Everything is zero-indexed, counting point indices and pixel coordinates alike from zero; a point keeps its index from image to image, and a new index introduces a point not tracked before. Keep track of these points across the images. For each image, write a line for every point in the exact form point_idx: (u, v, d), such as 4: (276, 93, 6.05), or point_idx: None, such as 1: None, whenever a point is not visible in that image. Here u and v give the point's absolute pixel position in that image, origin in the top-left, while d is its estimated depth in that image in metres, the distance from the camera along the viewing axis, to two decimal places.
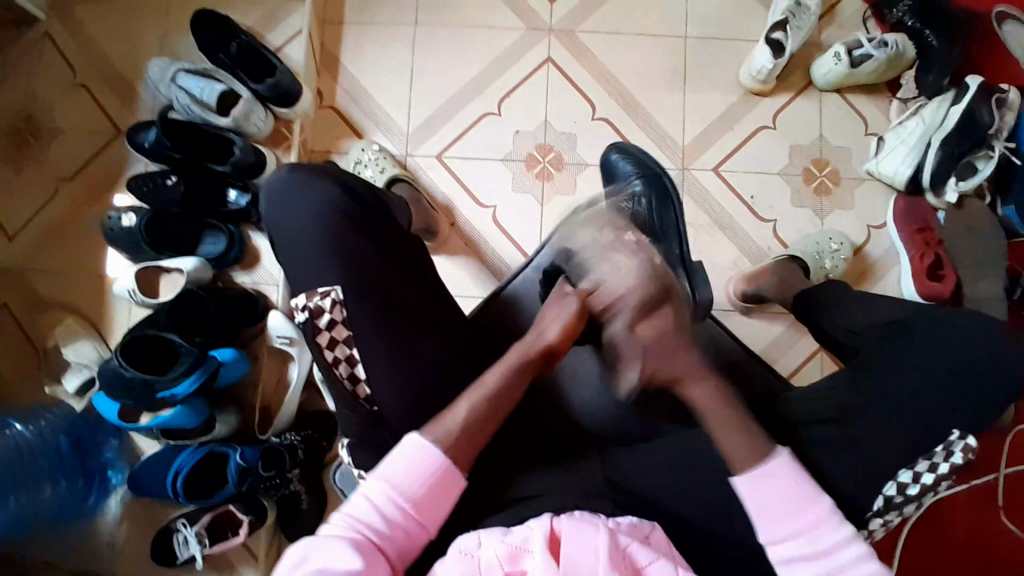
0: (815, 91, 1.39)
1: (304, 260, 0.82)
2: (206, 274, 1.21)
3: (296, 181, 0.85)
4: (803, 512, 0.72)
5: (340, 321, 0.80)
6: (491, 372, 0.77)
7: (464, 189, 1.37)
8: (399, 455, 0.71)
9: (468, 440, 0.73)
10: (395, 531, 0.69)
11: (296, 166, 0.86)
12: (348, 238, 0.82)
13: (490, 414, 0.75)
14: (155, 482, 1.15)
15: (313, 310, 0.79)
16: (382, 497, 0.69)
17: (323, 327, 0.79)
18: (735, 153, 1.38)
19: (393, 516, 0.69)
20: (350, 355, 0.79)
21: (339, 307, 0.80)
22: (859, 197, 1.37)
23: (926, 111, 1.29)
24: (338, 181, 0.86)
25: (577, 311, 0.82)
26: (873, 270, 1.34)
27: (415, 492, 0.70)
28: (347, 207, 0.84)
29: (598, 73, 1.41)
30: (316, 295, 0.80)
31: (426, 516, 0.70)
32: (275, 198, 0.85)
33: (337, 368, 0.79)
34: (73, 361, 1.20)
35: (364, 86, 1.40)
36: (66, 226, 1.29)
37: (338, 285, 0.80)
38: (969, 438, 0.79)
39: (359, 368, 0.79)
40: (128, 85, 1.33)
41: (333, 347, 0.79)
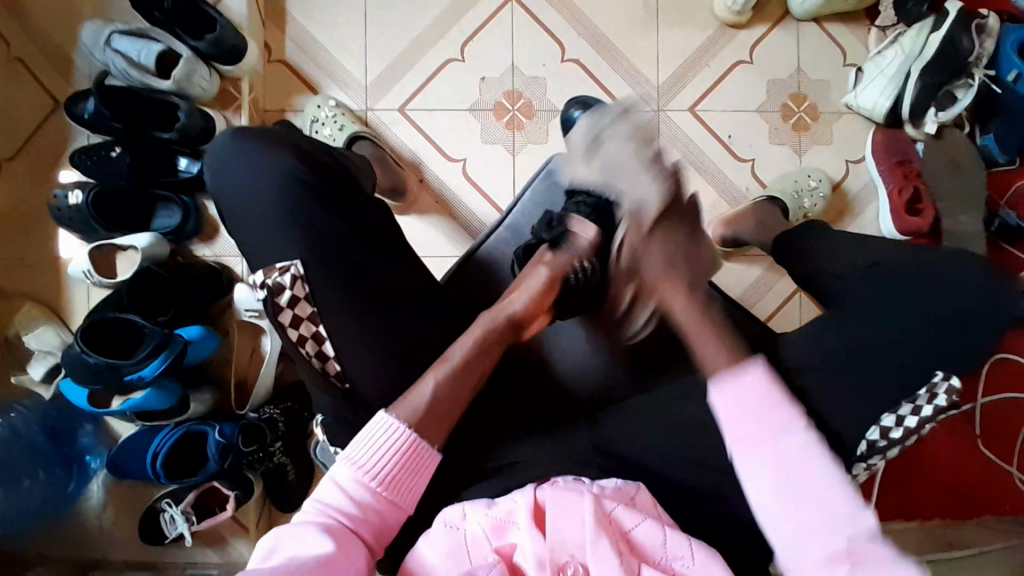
0: (793, 21, 1.32)
1: (259, 237, 0.76)
2: (163, 250, 1.14)
3: (247, 146, 0.78)
4: (774, 415, 0.64)
5: (303, 297, 0.74)
6: (464, 341, 0.77)
7: (431, 144, 1.30)
8: (362, 438, 0.68)
9: (437, 415, 0.71)
10: (367, 512, 0.66)
11: (241, 130, 0.78)
12: (306, 208, 0.76)
13: (456, 389, 0.73)
14: (136, 464, 1.14)
15: (273, 288, 0.74)
16: (349, 481, 0.66)
17: (284, 305, 0.74)
18: (711, 92, 1.33)
19: (363, 498, 0.66)
20: (316, 332, 0.74)
21: (300, 283, 0.74)
22: (838, 132, 1.33)
23: (907, 39, 1.23)
24: (296, 149, 0.79)
25: (546, 287, 0.83)
26: (853, 207, 1.32)
27: (385, 473, 0.67)
28: (301, 173, 0.77)
29: (565, 10, 1.32)
30: (274, 271, 0.74)
31: (399, 495, 0.67)
32: (226, 161, 0.78)
33: (304, 346, 0.74)
34: (35, 348, 1.15)
35: (316, 36, 1.30)
36: (12, 208, 1.21)
37: (296, 260, 0.74)
38: (954, 379, 0.76)
39: (326, 346, 0.75)
40: (58, 48, 1.22)
41: (297, 325, 0.74)
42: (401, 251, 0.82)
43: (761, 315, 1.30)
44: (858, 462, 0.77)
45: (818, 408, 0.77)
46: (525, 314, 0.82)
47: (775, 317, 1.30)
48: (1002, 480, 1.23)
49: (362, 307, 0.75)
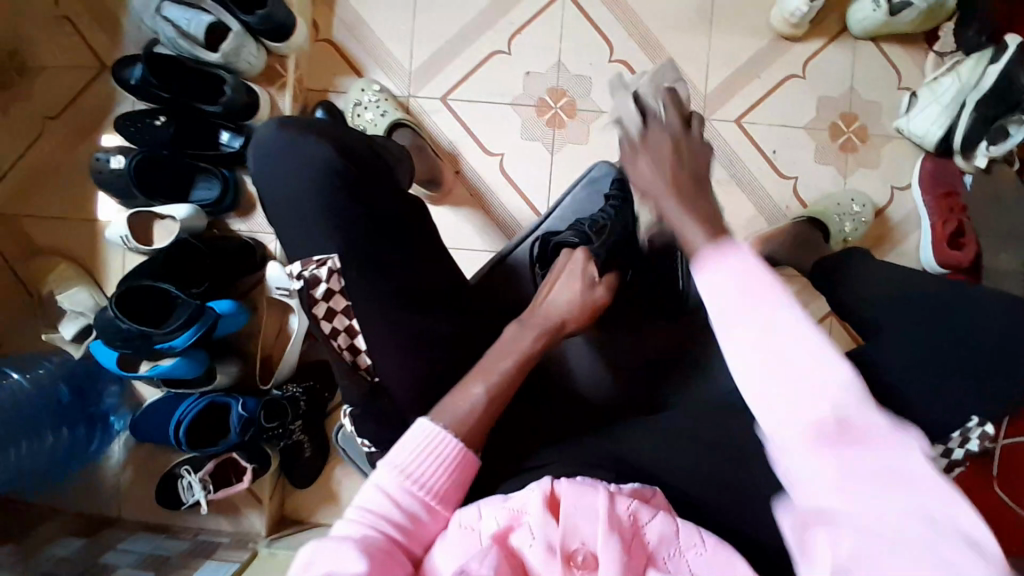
0: (850, 39, 1.29)
1: (301, 225, 0.76)
2: (200, 222, 1.16)
3: (293, 142, 0.78)
4: None
5: (338, 290, 0.74)
6: (505, 357, 0.78)
7: (470, 136, 1.30)
8: (406, 446, 0.70)
9: (481, 427, 0.74)
10: (413, 519, 0.68)
11: (284, 124, 0.78)
12: (348, 204, 0.76)
13: (497, 402, 0.75)
14: (156, 428, 1.16)
15: (309, 280, 0.74)
16: (395, 488, 0.68)
17: (319, 297, 0.73)
18: (759, 105, 1.30)
19: (413, 507, 0.68)
20: (349, 326, 0.74)
21: (335, 277, 0.74)
22: (886, 157, 1.30)
23: (964, 68, 1.19)
24: (339, 146, 0.79)
25: (590, 294, 0.84)
26: (894, 235, 1.29)
27: (429, 480, 0.69)
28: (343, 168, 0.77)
29: (617, 10, 1.29)
30: (311, 263, 0.74)
31: (442, 502, 0.69)
32: (273, 154, 0.78)
33: (335, 338, 0.74)
34: (68, 308, 1.17)
35: (364, 18, 1.29)
36: (55, 167, 1.22)
37: (334, 254, 0.74)
38: (986, 425, 0.81)
39: (359, 339, 0.74)
40: (110, 11, 1.23)
41: (331, 318, 0.73)
42: (439, 249, 0.82)
43: None
44: None
45: None
46: (570, 319, 0.83)
47: None
48: None
49: (397, 303, 0.75)
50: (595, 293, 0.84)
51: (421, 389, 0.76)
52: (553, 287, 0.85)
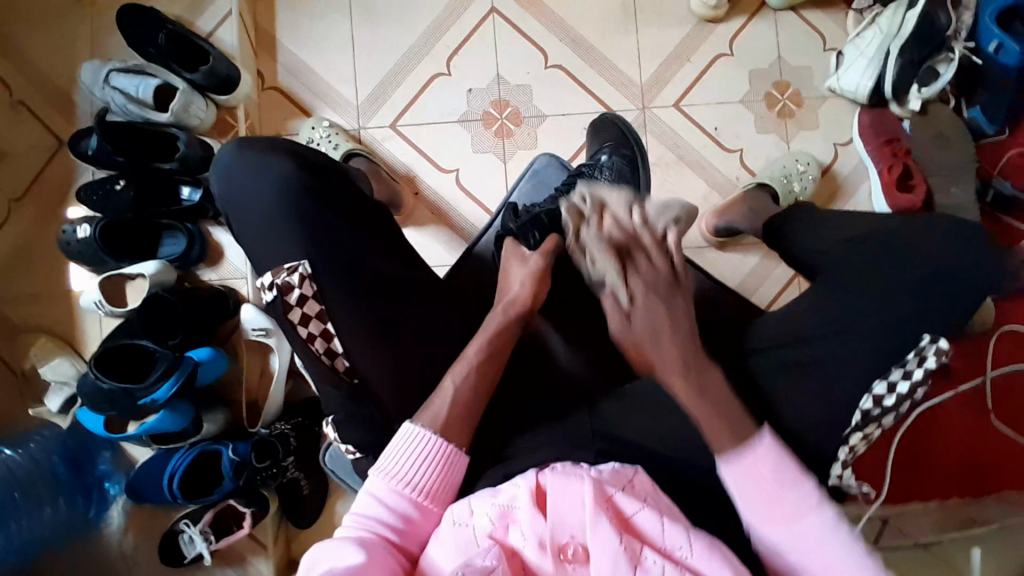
0: (770, 12, 1.35)
1: (257, 250, 0.78)
2: (169, 276, 1.18)
3: (251, 160, 0.80)
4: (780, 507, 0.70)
5: (311, 295, 0.75)
6: (473, 346, 0.80)
7: (424, 157, 1.34)
8: (393, 451, 0.73)
9: (459, 419, 0.75)
10: (407, 520, 0.70)
11: (245, 141, 0.80)
12: (309, 211, 0.77)
13: (475, 392, 0.77)
14: (154, 487, 1.15)
15: (283, 287, 0.75)
16: (387, 491, 0.71)
17: (293, 303, 0.75)
18: (694, 87, 1.35)
19: (402, 507, 0.70)
20: (324, 329, 0.75)
21: (308, 282, 0.75)
22: (824, 116, 1.34)
23: (884, 19, 1.25)
24: (294, 155, 0.80)
25: (540, 266, 0.88)
26: (844, 190, 1.33)
27: (419, 482, 0.72)
28: (303, 178, 0.78)
29: (546, 19, 1.35)
30: (282, 271, 0.76)
31: (435, 502, 0.72)
32: (232, 174, 0.80)
33: (313, 342, 0.75)
34: (51, 380, 1.18)
35: (306, 62, 1.34)
36: (23, 245, 1.25)
37: (305, 259, 0.76)
38: (941, 342, 0.79)
39: (337, 342, 0.76)
40: (61, 92, 1.28)
41: (306, 323, 0.75)
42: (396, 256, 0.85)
43: (762, 301, 1.31)
44: (852, 432, 0.79)
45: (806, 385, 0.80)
46: (526, 298, 0.86)
47: (775, 302, 1.31)
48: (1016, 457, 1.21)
49: (359, 311, 0.77)
50: (539, 269, 0.88)
51: (394, 388, 0.77)
52: (506, 278, 0.90)
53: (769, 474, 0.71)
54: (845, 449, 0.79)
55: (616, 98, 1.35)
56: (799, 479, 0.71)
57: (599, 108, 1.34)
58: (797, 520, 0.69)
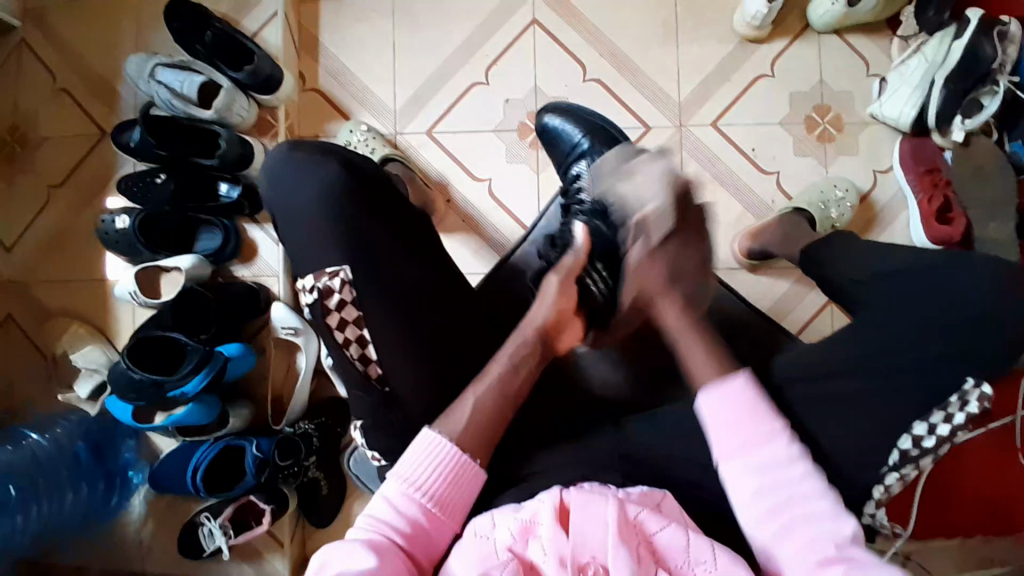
0: (813, 34, 1.33)
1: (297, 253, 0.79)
2: (205, 272, 1.20)
3: (303, 163, 0.79)
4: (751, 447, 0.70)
5: (350, 301, 0.76)
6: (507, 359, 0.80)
7: (458, 165, 1.34)
8: (409, 456, 0.73)
9: (486, 426, 0.75)
10: (417, 525, 0.70)
11: (296, 145, 0.80)
12: (367, 222, 0.78)
13: (501, 404, 0.77)
14: (173, 479, 1.17)
15: (323, 292, 0.76)
16: (400, 497, 0.71)
17: (332, 307, 0.76)
18: (733, 106, 1.34)
19: (413, 512, 0.70)
20: (360, 335, 0.76)
21: (349, 287, 0.76)
22: (864, 142, 1.32)
23: (928, 48, 1.23)
24: (345, 165, 0.79)
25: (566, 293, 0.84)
26: (881, 218, 1.31)
27: (432, 488, 0.71)
28: (359, 187, 0.79)
29: (586, 33, 1.35)
30: (324, 275, 0.77)
31: (445, 511, 0.72)
32: (279, 178, 0.79)
33: (349, 349, 0.76)
34: (82, 366, 1.19)
35: (347, 66, 1.36)
36: (62, 233, 1.28)
37: (346, 265, 0.76)
38: (986, 387, 0.78)
39: (370, 349, 0.76)
40: (108, 84, 1.31)
41: (343, 328, 0.76)
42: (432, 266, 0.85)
43: (791, 326, 1.29)
44: (888, 472, 0.79)
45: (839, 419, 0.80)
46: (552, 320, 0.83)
47: (805, 327, 1.29)
48: None
49: (393, 320, 0.77)
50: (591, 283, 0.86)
51: (426, 399, 0.77)
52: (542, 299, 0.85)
53: (738, 407, 0.72)
54: (879, 487, 0.79)
55: (653, 115, 1.34)
56: (773, 433, 0.70)
57: (635, 124, 1.34)
58: (787, 528, 0.67)
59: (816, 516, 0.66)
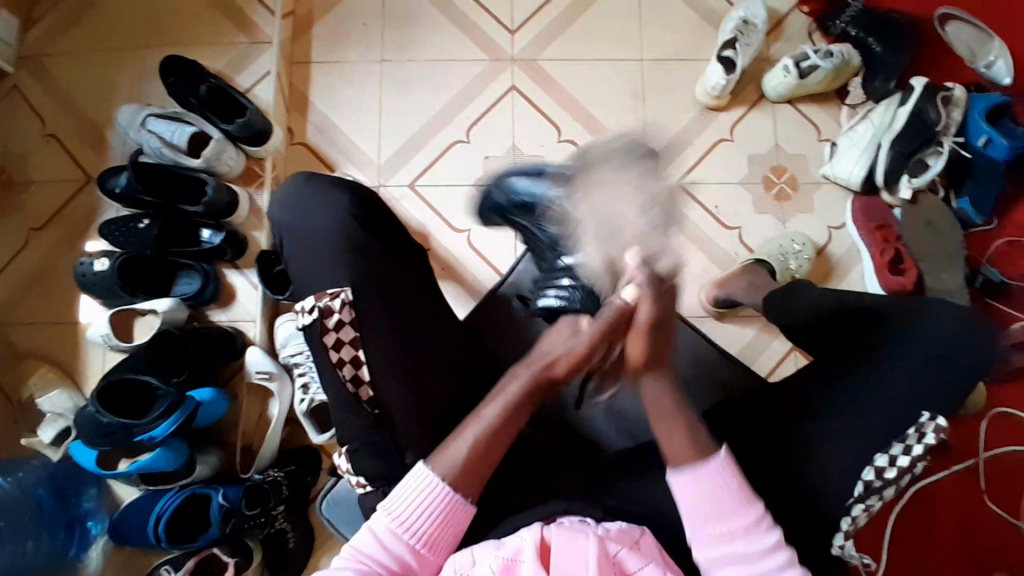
0: (768, 103, 1.45)
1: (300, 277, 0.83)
2: (181, 315, 1.21)
3: (318, 189, 0.86)
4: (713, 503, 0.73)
5: (348, 320, 0.78)
6: (504, 398, 0.76)
7: (438, 216, 1.39)
8: (402, 491, 0.73)
9: (478, 466, 0.74)
10: (404, 563, 0.72)
11: (312, 174, 0.87)
12: (366, 248, 0.82)
13: (493, 446, 0.75)
14: (136, 529, 1.12)
15: (323, 310, 0.77)
16: (388, 533, 0.72)
17: (330, 327, 0.77)
18: (698, 165, 1.43)
19: (400, 551, 0.71)
20: (355, 356, 0.77)
21: (348, 307, 0.78)
22: (819, 201, 1.42)
23: (875, 114, 1.35)
24: (354, 198, 0.86)
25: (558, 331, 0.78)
26: (838, 270, 1.39)
27: (420, 529, 0.72)
28: (362, 216, 0.84)
29: (561, 98, 1.45)
30: (324, 295, 0.78)
31: (432, 549, 0.72)
32: (293, 204, 0.85)
33: (342, 368, 0.77)
34: (47, 410, 1.17)
35: (334, 122, 1.42)
36: (38, 273, 1.28)
37: (347, 286, 0.79)
38: (940, 419, 0.83)
39: (364, 369, 0.78)
40: (97, 132, 1.34)
41: (338, 348, 0.77)
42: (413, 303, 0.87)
43: (762, 370, 1.33)
44: (854, 503, 0.82)
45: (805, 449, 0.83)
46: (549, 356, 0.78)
47: (773, 374, 1.33)
48: (1014, 537, 1.19)
49: (375, 352, 0.78)
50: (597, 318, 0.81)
51: (408, 428, 0.78)
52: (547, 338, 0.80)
53: (717, 492, 0.74)
54: (846, 519, 0.82)
55: None
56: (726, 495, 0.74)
57: None
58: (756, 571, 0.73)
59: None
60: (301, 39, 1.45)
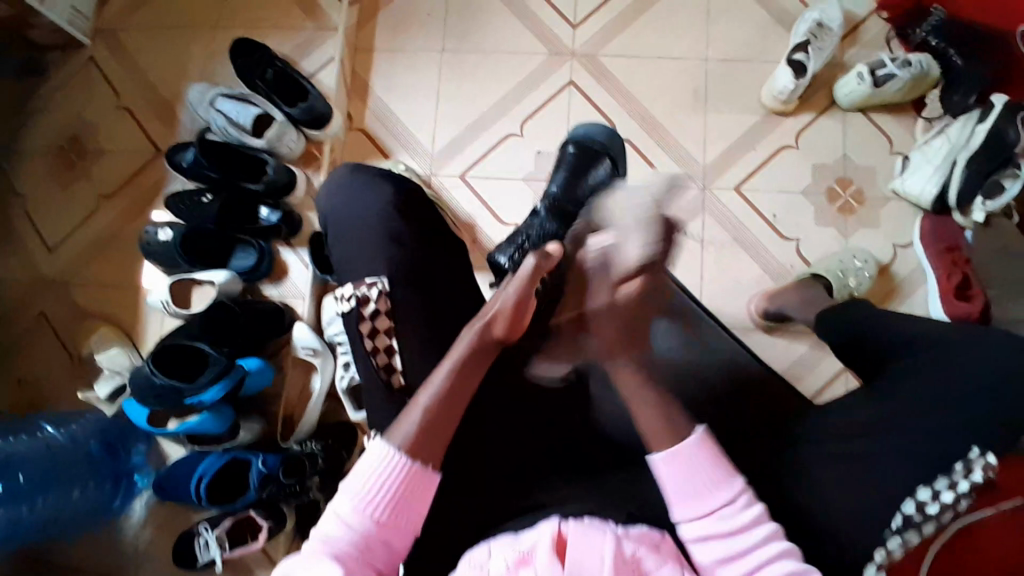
0: (839, 110, 1.38)
1: (344, 258, 0.85)
2: (236, 288, 1.25)
3: (367, 175, 0.88)
4: (713, 495, 0.71)
5: (384, 310, 0.80)
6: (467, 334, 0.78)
7: (486, 208, 1.40)
8: (360, 473, 0.70)
9: (460, 387, 0.75)
10: (370, 541, 0.68)
11: (361, 163, 0.89)
12: (407, 236, 0.84)
13: (470, 370, 0.76)
14: (178, 489, 1.18)
15: (360, 299, 0.80)
16: (350, 515, 0.69)
17: (367, 315, 0.80)
18: (756, 173, 1.38)
19: (365, 529, 0.68)
20: (389, 345, 0.79)
21: (384, 298, 0.80)
22: (885, 216, 1.35)
23: (953, 130, 1.28)
24: (399, 185, 0.88)
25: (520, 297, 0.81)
26: (901, 291, 1.31)
27: (381, 502, 0.69)
28: (406, 201, 0.86)
29: (619, 95, 1.43)
30: (362, 284, 0.81)
31: (397, 518, 0.69)
32: (343, 187, 0.88)
33: (377, 355, 0.79)
34: (106, 367, 1.25)
35: (391, 109, 1.44)
36: (105, 238, 1.36)
37: (383, 277, 0.81)
38: (991, 456, 0.75)
39: (396, 359, 0.79)
40: (170, 108, 1.41)
41: (373, 336, 0.79)
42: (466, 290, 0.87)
43: (807, 391, 1.28)
44: (891, 535, 0.75)
45: (844, 479, 0.79)
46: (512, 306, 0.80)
47: (821, 394, 1.28)
48: None
49: (412, 338, 0.80)
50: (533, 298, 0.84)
51: None
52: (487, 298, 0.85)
53: (694, 469, 0.72)
54: (880, 550, 0.75)
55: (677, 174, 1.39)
56: (729, 498, 0.71)
57: None
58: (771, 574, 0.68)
59: (773, 559, 0.69)
60: (366, 26, 1.48)
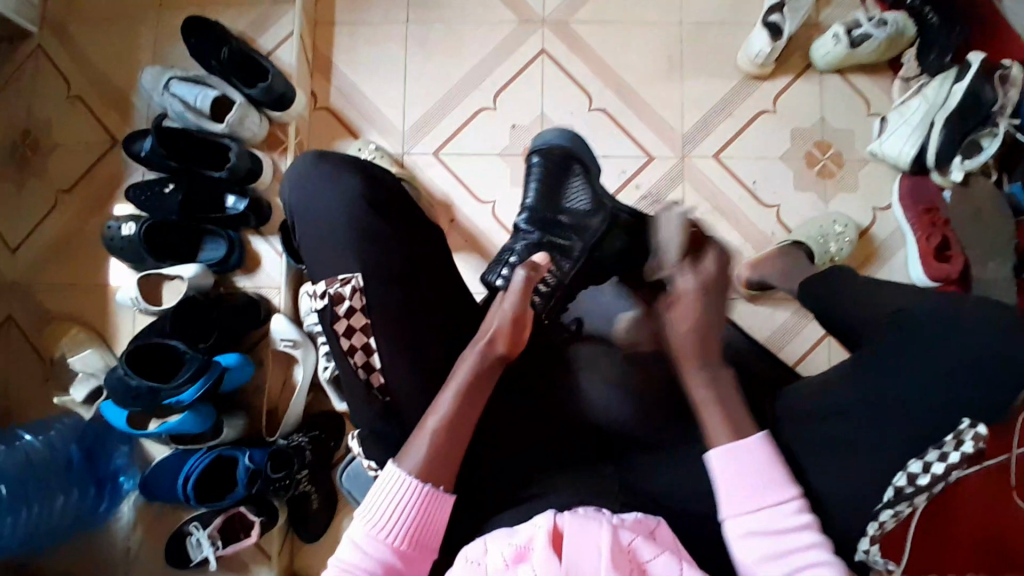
0: (816, 73, 1.36)
1: (317, 254, 0.82)
2: (207, 281, 1.21)
3: (332, 165, 0.83)
4: (767, 495, 0.72)
5: (360, 307, 0.78)
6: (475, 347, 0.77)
7: (462, 186, 1.36)
8: (375, 497, 0.72)
9: (472, 393, 0.75)
10: (388, 565, 0.70)
11: (323, 152, 0.84)
12: (381, 228, 0.80)
13: (482, 381, 0.76)
14: (166, 488, 1.16)
15: (333, 297, 0.78)
16: (366, 539, 0.71)
17: (342, 314, 0.78)
18: (734, 140, 1.36)
19: (382, 554, 0.70)
20: (366, 343, 0.78)
21: (358, 294, 0.78)
22: (864, 180, 1.34)
23: (930, 89, 1.25)
24: (369, 174, 0.84)
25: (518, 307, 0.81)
26: (881, 254, 1.32)
27: (395, 528, 0.71)
28: (376, 192, 0.83)
29: (593, 63, 1.39)
30: (335, 282, 0.79)
31: (412, 544, 0.71)
32: (307, 179, 0.83)
33: (353, 355, 0.78)
34: (79, 369, 1.21)
35: (358, 86, 1.39)
36: (69, 235, 1.30)
37: (358, 273, 0.78)
38: (979, 427, 0.76)
39: (375, 357, 0.78)
40: (124, 94, 1.34)
41: (349, 335, 0.78)
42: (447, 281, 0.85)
43: (789, 358, 1.29)
44: (883, 508, 0.77)
45: (831, 451, 0.80)
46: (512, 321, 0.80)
47: (803, 360, 1.29)
48: None
49: (396, 335, 0.78)
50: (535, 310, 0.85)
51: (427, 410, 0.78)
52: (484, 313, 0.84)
53: (755, 470, 0.73)
54: (874, 524, 0.77)
55: (655, 144, 1.36)
56: (784, 503, 0.72)
57: (637, 152, 1.36)
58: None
59: (808, 546, 0.70)
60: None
